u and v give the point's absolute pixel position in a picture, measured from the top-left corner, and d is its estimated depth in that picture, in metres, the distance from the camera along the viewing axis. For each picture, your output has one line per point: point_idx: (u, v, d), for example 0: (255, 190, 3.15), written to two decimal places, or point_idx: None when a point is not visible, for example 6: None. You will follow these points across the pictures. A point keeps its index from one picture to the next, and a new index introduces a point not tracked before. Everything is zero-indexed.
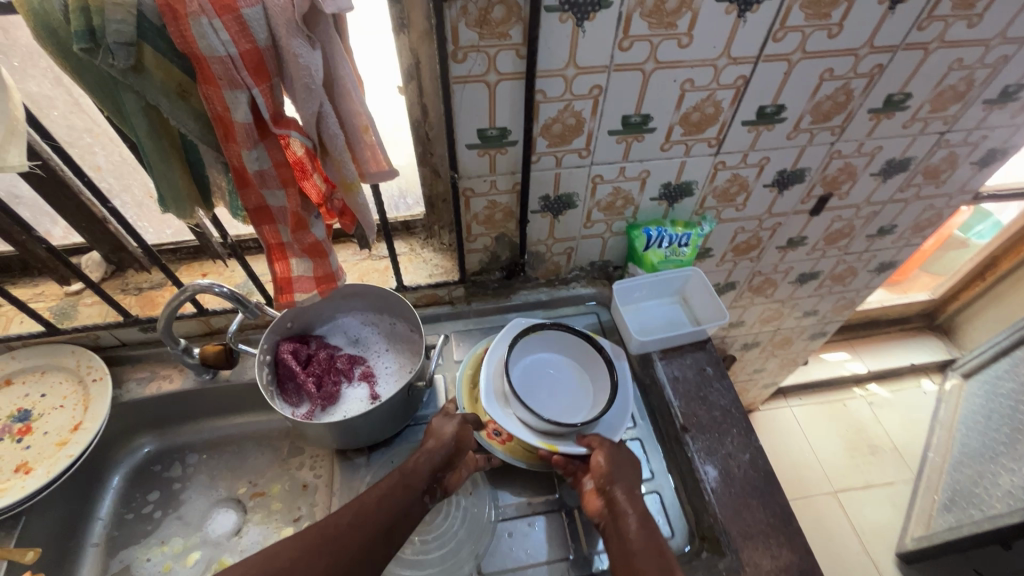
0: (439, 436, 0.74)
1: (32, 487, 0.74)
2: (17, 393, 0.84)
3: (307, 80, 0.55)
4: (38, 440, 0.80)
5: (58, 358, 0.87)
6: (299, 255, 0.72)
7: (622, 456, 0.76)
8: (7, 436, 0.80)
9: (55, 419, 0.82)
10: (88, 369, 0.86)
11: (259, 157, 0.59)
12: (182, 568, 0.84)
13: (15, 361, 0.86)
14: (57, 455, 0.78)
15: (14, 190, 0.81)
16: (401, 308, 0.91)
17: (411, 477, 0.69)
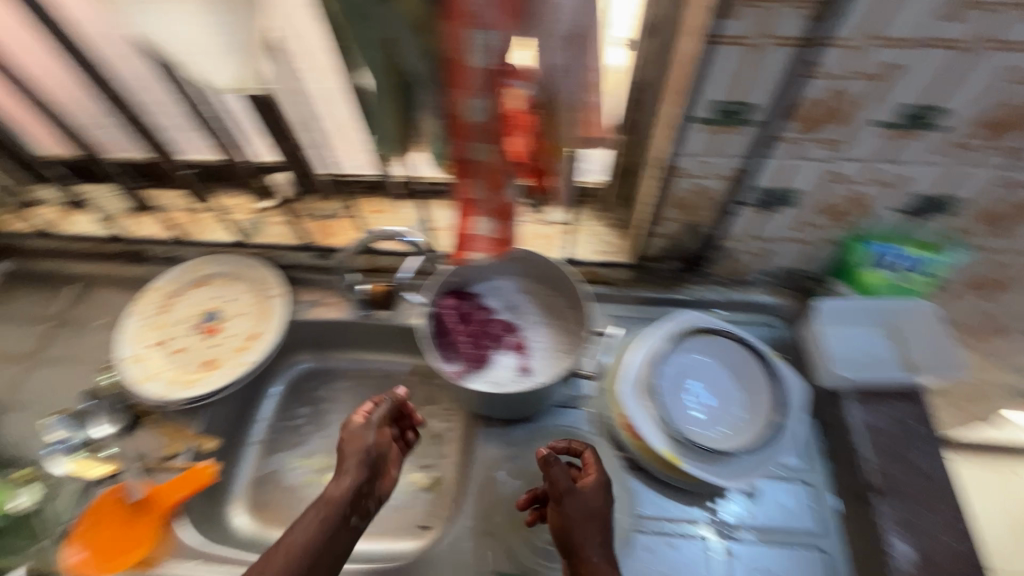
0: (353, 453, 0.68)
1: (217, 384, 0.82)
2: (210, 294, 0.92)
3: (557, 24, 0.49)
4: (224, 342, 0.87)
5: (246, 268, 0.93)
6: (485, 215, 0.68)
7: (591, 503, 0.65)
8: (201, 331, 0.88)
9: (239, 325, 0.89)
10: (269, 284, 0.92)
11: (483, 110, 0.54)
12: (322, 484, 0.89)
13: (212, 263, 0.94)
14: (238, 359, 0.85)
15: None
16: (568, 284, 0.84)
17: (324, 505, 0.63)
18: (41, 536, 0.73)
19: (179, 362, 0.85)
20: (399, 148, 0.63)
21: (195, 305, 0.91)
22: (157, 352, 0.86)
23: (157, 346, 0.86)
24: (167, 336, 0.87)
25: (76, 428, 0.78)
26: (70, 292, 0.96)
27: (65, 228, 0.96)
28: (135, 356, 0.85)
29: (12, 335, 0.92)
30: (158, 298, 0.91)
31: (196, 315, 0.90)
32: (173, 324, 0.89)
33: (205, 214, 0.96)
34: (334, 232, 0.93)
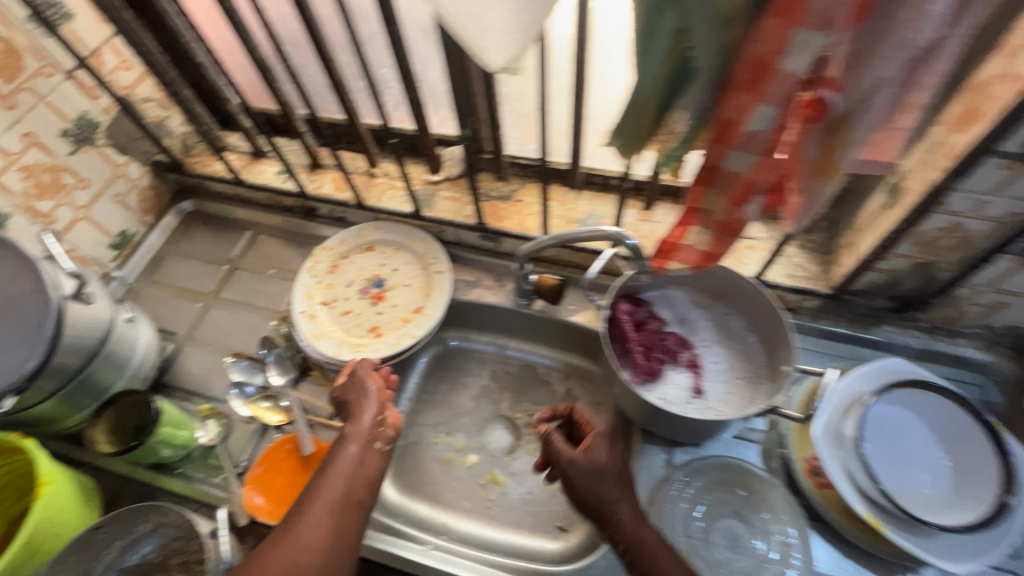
0: (359, 393, 0.72)
1: (383, 353, 0.83)
2: (376, 261, 0.93)
3: (909, 36, 0.41)
4: (389, 311, 0.88)
5: (411, 240, 0.93)
6: (705, 226, 0.63)
7: (596, 463, 0.62)
8: (366, 297, 0.90)
9: (403, 296, 0.90)
10: (433, 259, 0.91)
11: (768, 119, 0.49)
12: (461, 465, 0.88)
13: (378, 231, 0.94)
14: (402, 330, 0.86)
15: (430, 75, 0.84)
16: (757, 308, 0.77)
17: (344, 439, 0.67)
18: (221, 469, 0.77)
19: (347, 325, 0.87)
20: (639, 147, 0.58)
21: (362, 269, 0.92)
22: (327, 311, 0.88)
23: (327, 306, 0.89)
24: (336, 296, 0.89)
25: (253, 373, 0.82)
26: (246, 238, 1.01)
27: (252, 176, 1.00)
28: (307, 311, 0.87)
29: (196, 272, 0.97)
30: (328, 258, 0.93)
31: (363, 279, 0.91)
32: (342, 286, 0.91)
33: (378, 180, 0.97)
34: (506, 216, 0.90)
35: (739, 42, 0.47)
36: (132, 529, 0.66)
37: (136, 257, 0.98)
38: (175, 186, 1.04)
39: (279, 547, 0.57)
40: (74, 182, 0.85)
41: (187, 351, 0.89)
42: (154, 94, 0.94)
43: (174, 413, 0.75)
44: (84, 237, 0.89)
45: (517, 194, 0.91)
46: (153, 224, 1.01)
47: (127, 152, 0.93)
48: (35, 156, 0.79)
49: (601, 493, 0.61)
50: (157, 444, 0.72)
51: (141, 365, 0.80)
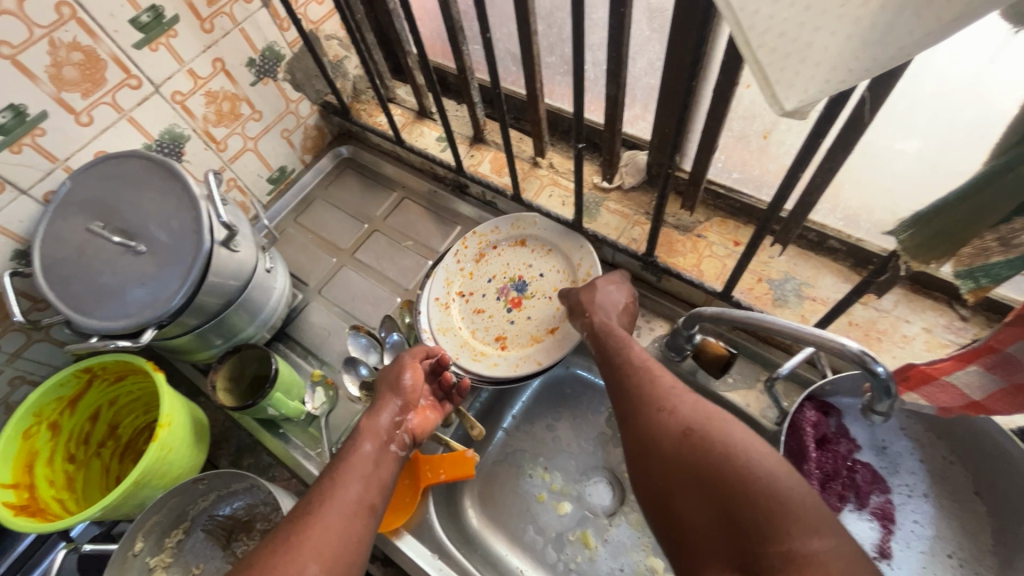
0: (391, 389, 0.65)
1: (500, 371, 0.74)
2: (523, 258, 0.82)
3: None
4: (522, 323, 0.78)
5: (567, 246, 0.80)
6: (1001, 380, 0.43)
7: (601, 287, 0.70)
8: (502, 299, 0.81)
9: (541, 309, 0.79)
10: (584, 274, 0.77)
11: None
12: (553, 511, 0.79)
13: (535, 226, 0.82)
14: (528, 351, 0.76)
15: (639, 67, 0.68)
16: (1007, 480, 0.55)
17: (358, 435, 0.60)
18: (319, 443, 0.74)
19: (475, 326, 0.79)
20: (945, 255, 0.40)
21: (507, 265, 0.82)
22: (461, 304, 0.81)
23: (462, 298, 0.82)
24: (473, 290, 0.82)
25: (369, 352, 0.79)
26: (392, 199, 0.96)
27: (412, 138, 0.93)
28: (440, 299, 0.81)
29: (337, 224, 0.95)
30: (477, 243, 0.84)
31: (505, 277, 0.82)
32: (482, 280, 0.82)
33: (540, 172, 0.85)
34: (681, 251, 0.74)
35: None
36: (229, 484, 0.66)
37: (288, 195, 0.97)
38: (337, 129, 1.01)
39: (278, 561, 0.47)
40: (249, 113, 0.84)
41: (313, 305, 0.88)
42: (338, 32, 0.90)
43: (288, 375, 0.73)
44: (247, 168, 0.89)
45: (700, 228, 0.75)
46: (310, 164, 1.00)
47: (302, 89, 0.90)
48: (220, 83, 0.78)
49: (580, 294, 0.70)
50: (267, 406, 0.69)
51: (271, 314, 0.80)
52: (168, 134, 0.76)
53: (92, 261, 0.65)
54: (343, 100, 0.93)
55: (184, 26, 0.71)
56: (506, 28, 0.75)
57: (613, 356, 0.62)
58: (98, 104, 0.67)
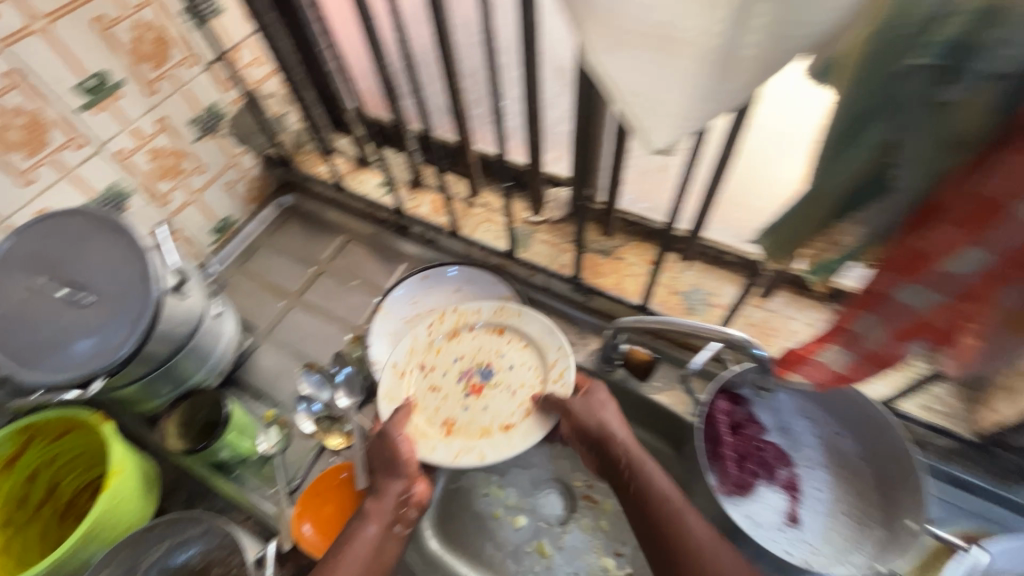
0: (395, 463, 0.67)
1: (434, 458, 0.67)
2: (497, 343, 0.76)
3: None
4: (476, 413, 0.71)
5: (545, 342, 0.74)
6: (849, 351, 0.54)
7: (596, 401, 0.68)
8: (463, 383, 0.74)
9: (500, 402, 0.72)
10: (557, 376, 0.71)
11: (974, 265, 0.40)
12: (509, 526, 0.83)
13: (520, 317, 0.77)
14: (473, 444, 0.69)
15: (554, 116, 0.79)
16: (881, 440, 0.66)
17: (364, 515, 0.64)
18: (274, 482, 0.76)
19: (425, 405, 0.72)
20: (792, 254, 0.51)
21: (477, 346, 0.76)
22: (418, 376, 0.75)
23: (420, 371, 0.75)
24: (434, 365, 0.75)
25: (321, 388, 0.80)
26: (336, 244, 1.00)
27: (353, 184, 1.01)
28: (398, 366, 0.75)
29: (283, 269, 0.98)
30: (454, 319, 0.78)
31: (471, 360, 0.76)
32: (447, 357, 0.76)
33: (475, 210, 0.94)
34: (604, 273, 0.84)
35: (960, 166, 0.38)
36: (184, 529, 0.65)
37: (232, 244, 1.00)
38: (279, 179, 1.06)
39: None
40: (191, 168, 0.88)
41: (263, 349, 0.90)
42: (277, 91, 0.96)
43: (242, 416, 0.74)
44: (190, 220, 0.92)
45: (619, 251, 0.85)
46: (253, 213, 1.03)
47: (244, 144, 0.95)
48: (163, 141, 0.82)
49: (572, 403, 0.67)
50: (221, 448, 0.71)
51: (219, 359, 0.81)
52: (109, 192, 0.78)
53: (34, 315, 0.65)
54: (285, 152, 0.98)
55: (127, 90, 0.75)
56: (435, 85, 0.84)
57: (637, 491, 0.61)
58: (40, 164, 0.70)
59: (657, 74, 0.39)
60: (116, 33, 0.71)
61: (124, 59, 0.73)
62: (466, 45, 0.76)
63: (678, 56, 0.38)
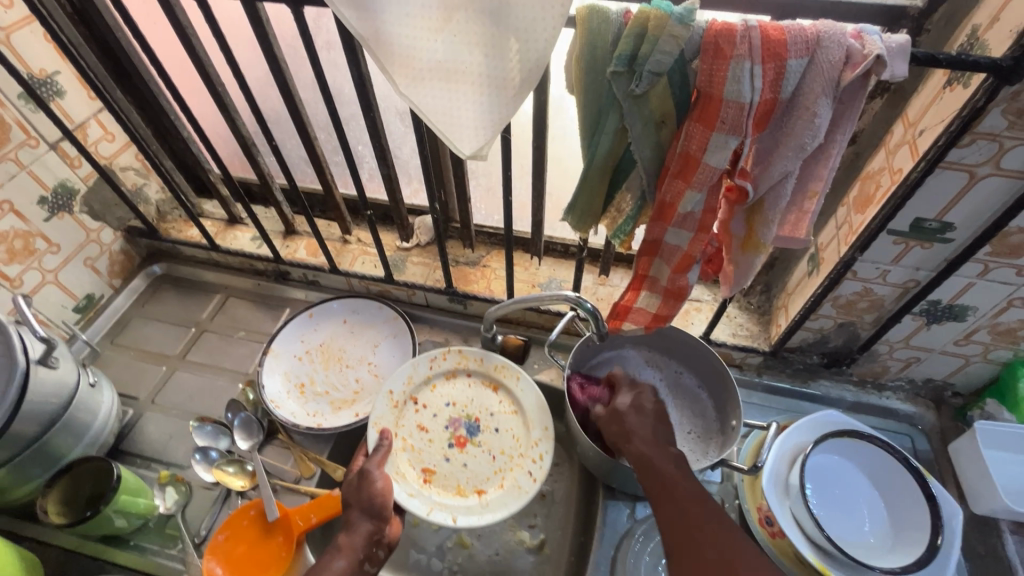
0: (368, 500, 0.66)
1: (409, 502, 0.73)
2: (488, 397, 0.83)
3: (804, 141, 0.49)
4: (455, 468, 0.78)
5: (530, 408, 0.81)
6: (654, 291, 0.70)
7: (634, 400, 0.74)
8: (450, 432, 0.80)
9: (479, 464, 0.78)
10: (535, 454, 0.77)
11: (698, 202, 0.57)
12: (428, 529, 0.86)
13: (519, 381, 0.83)
14: (445, 501, 0.75)
15: (404, 153, 0.91)
16: (704, 364, 0.82)
17: (333, 552, 0.63)
18: (179, 539, 0.75)
19: (412, 445, 0.78)
20: (592, 224, 0.65)
21: (469, 397, 0.83)
22: (410, 415, 0.80)
23: (413, 406, 0.81)
24: (426, 405, 0.81)
25: (218, 437, 0.83)
26: (216, 300, 1.02)
27: (226, 243, 1.02)
28: (394, 397, 0.81)
29: (161, 335, 0.97)
30: (455, 361, 0.85)
31: (462, 410, 0.82)
32: (440, 401, 0.82)
33: (351, 246, 1.01)
34: (474, 280, 0.95)
35: (668, 139, 0.55)
36: None
37: (100, 320, 0.97)
38: (145, 250, 1.06)
39: None
40: (45, 247, 0.87)
41: (148, 416, 0.88)
42: (134, 163, 0.98)
43: (133, 480, 0.73)
44: (49, 301, 0.89)
45: (484, 260, 0.98)
46: (120, 287, 1.02)
47: (102, 218, 0.95)
48: (10, 223, 0.81)
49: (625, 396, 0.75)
50: (111, 513, 0.69)
51: (100, 431, 0.79)
52: None
53: None
54: (148, 221, 0.99)
55: None
56: (293, 140, 0.93)
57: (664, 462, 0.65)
58: None
59: (450, 98, 0.52)
60: None
61: None
62: (314, 101, 0.86)
63: (460, 83, 0.51)
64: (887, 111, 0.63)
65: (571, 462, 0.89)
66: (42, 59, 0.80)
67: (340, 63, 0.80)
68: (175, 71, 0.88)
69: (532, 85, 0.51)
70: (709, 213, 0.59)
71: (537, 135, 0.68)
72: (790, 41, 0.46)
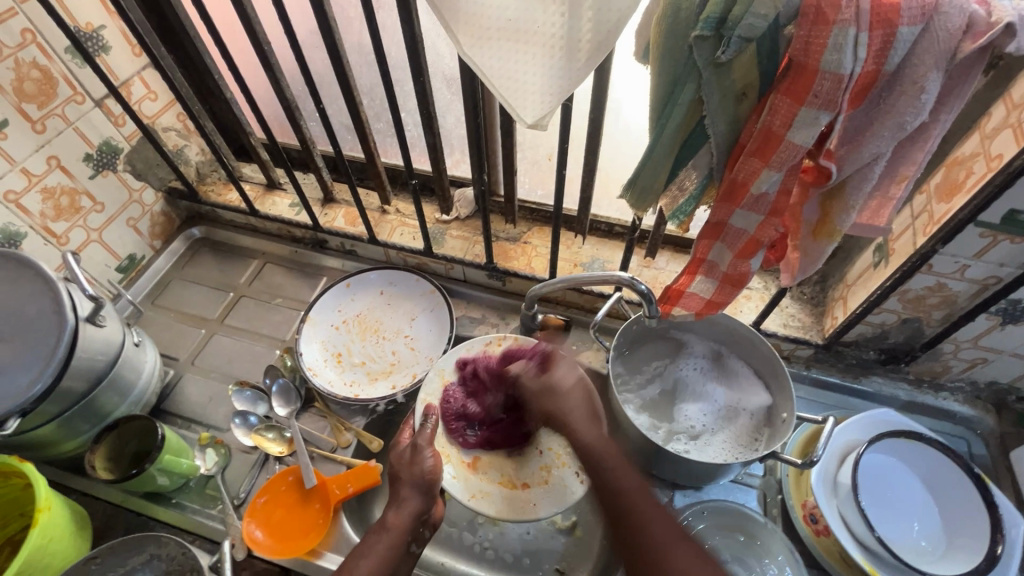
0: (415, 481, 0.65)
1: (451, 485, 0.72)
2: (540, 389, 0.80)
3: (905, 120, 0.45)
4: (499, 457, 0.76)
5: None
6: (711, 276, 0.66)
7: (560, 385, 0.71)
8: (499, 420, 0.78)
9: (526, 457, 0.76)
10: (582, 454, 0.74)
11: (774, 183, 0.53)
12: (460, 504, 0.86)
13: None
14: (489, 489, 0.73)
15: (449, 121, 0.88)
16: (755, 350, 0.78)
17: (384, 525, 0.62)
18: (219, 500, 0.76)
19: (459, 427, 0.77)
20: (652, 203, 0.61)
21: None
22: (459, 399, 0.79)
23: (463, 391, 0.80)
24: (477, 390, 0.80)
25: (257, 402, 0.83)
26: (253, 266, 1.02)
27: (265, 208, 1.01)
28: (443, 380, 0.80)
29: (200, 298, 0.98)
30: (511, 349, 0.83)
31: None
32: None
33: (389, 216, 0.99)
34: (515, 257, 0.93)
35: (748, 114, 0.52)
36: (125, 561, 0.65)
37: (141, 281, 0.98)
38: (185, 213, 1.05)
39: None
40: (90, 205, 0.87)
41: (188, 377, 0.89)
42: (175, 123, 0.97)
43: (175, 440, 0.74)
44: (93, 259, 0.90)
45: (525, 236, 0.95)
46: (160, 249, 1.02)
47: (144, 178, 0.95)
48: (57, 179, 0.81)
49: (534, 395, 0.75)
50: (156, 472, 0.70)
51: (144, 390, 0.80)
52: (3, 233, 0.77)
53: None
54: (189, 183, 0.99)
55: (14, 129, 0.74)
56: (336, 105, 0.90)
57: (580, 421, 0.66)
58: None
59: (514, 60, 0.49)
60: None
61: (9, 98, 0.73)
62: (361, 64, 0.83)
63: (529, 44, 0.48)
64: (989, 89, 0.56)
65: None
66: (89, 13, 0.79)
67: (390, 24, 0.77)
68: (220, 29, 0.85)
69: (606, 50, 0.47)
70: (784, 196, 0.55)
71: (597, 106, 0.64)
72: (904, 5, 0.41)
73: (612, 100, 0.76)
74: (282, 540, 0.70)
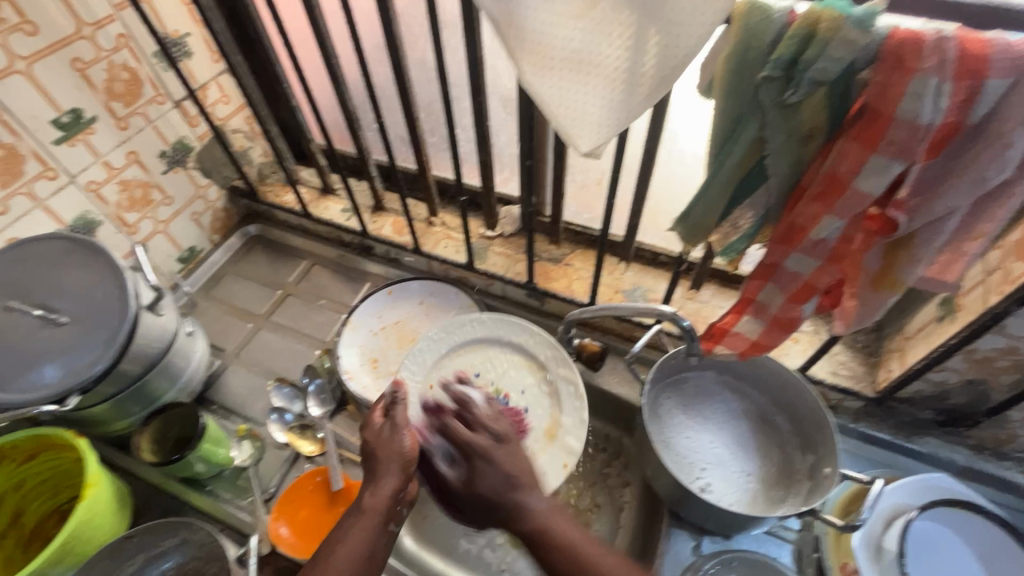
0: (393, 457, 0.59)
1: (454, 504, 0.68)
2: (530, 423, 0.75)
3: (986, 174, 0.43)
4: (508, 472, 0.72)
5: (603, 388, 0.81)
6: (759, 318, 0.64)
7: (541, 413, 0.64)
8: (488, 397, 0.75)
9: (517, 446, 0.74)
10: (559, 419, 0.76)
11: (835, 230, 0.51)
12: None
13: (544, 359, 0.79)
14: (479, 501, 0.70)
15: (503, 141, 0.89)
16: (799, 403, 0.75)
17: (360, 507, 0.56)
18: (249, 492, 0.79)
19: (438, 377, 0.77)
20: (702, 238, 0.59)
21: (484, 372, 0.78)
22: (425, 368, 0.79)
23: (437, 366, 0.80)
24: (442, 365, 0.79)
25: (293, 400, 0.86)
26: (302, 267, 1.06)
27: (318, 212, 1.04)
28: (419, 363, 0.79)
29: (250, 293, 1.02)
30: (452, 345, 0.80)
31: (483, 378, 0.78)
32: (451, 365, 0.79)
33: (435, 229, 1.01)
34: (555, 278, 0.92)
35: (812, 157, 0.50)
36: (158, 543, 0.68)
37: (198, 272, 1.03)
38: (244, 210, 1.10)
39: None
40: (159, 198, 0.92)
41: (231, 369, 0.92)
42: (243, 126, 1.02)
43: (216, 430, 0.77)
44: (158, 249, 0.95)
45: (567, 258, 0.94)
46: (218, 243, 1.07)
47: (210, 176, 1.00)
48: (133, 172, 0.87)
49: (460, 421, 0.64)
50: (195, 459, 0.73)
51: (191, 378, 0.84)
52: (81, 220, 0.83)
53: (10, 338, 0.68)
54: (249, 183, 1.03)
55: (100, 125, 0.80)
56: (395, 118, 0.93)
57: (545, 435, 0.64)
58: (14, 194, 0.74)
59: (575, 90, 0.49)
60: (92, 73, 0.77)
61: (99, 96, 0.79)
62: (422, 80, 0.85)
63: (591, 75, 0.48)
64: None
65: (633, 480, 0.85)
66: (177, 21, 0.84)
67: (456, 46, 0.79)
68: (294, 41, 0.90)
69: (668, 86, 0.46)
70: (849, 242, 0.52)
71: (651, 137, 0.64)
72: (995, 56, 0.39)
73: (668, 132, 0.75)
74: (306, 539, 0.72)
